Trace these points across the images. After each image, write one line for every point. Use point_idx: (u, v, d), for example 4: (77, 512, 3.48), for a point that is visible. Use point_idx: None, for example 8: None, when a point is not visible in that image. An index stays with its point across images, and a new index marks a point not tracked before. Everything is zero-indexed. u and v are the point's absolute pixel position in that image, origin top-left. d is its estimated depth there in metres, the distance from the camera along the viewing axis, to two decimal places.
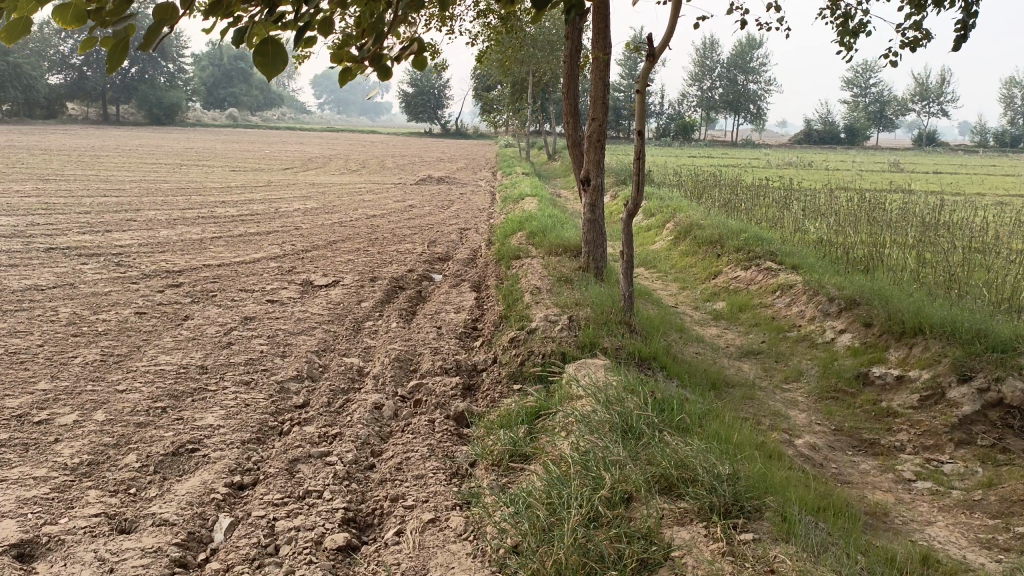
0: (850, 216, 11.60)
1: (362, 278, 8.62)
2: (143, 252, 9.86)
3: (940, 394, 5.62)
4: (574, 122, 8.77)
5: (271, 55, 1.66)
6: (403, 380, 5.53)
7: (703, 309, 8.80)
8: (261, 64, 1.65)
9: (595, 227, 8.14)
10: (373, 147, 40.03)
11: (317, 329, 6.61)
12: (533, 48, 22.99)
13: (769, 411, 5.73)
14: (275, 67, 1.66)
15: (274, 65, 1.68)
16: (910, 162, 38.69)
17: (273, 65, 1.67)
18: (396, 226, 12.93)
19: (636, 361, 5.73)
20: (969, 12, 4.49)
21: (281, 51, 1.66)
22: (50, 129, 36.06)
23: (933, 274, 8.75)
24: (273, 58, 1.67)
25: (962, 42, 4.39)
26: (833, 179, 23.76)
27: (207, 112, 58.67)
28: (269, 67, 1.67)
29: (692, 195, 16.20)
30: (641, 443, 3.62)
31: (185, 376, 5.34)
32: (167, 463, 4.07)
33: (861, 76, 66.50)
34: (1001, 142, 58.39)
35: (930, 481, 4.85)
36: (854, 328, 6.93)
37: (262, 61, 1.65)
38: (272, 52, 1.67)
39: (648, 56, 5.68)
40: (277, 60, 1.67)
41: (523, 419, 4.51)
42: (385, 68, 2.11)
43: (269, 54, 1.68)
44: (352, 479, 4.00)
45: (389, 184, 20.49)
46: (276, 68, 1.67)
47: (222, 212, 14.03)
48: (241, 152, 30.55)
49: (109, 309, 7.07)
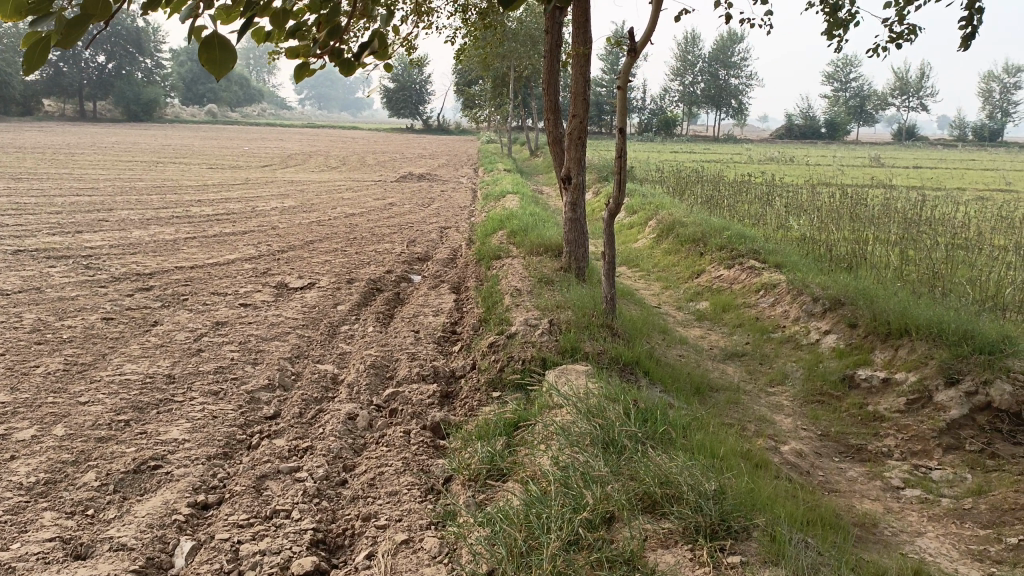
0: (833, 213, 11.53)
1: (338, 279, 8.43)
2: (114, 254, 9.62)
3: (927, 398, 5.51)
4: (554, 119, 8.62)
5: (217, 54, 1.46)
6: (379, 387, 5.36)
7: (686, 309, 8.68)
8: (205, 65, 1.44)
9: (576, 226, 7.99)
10: (353, 143, 39.73)
11: (290, 334, 6.42)
12: (514, 44, 22.83)
13: (754, 416, 5.61)
14: (222, 67, 1.46)
15: (221, 65, 1.48)
16: (890, 157, 38.84)
17: (220, 65, 1.46)
18: (375, 224, 12.73)
19: (618, 366, 5.58)
20: (973, 8, 4.37)
21: (228, 50, 1.45)
22: (25, 126, 35.49)
23: (916, 271, 8.68)
24: (219, 58, 1.47)
25: (970, 40, 4.31)
26: (815, 175, 23.75)
27: (186, 108, 58.05)
28: (216, 67, 1.47)
29: (674, 191, 16.10)
30: (623, 458, 3.48)
31: (151, 387, 5.13)
32: (128, 482, 3.88)
33: (841, 71, 66.81)
34: (979, 137, 58.80)
35: (918, 489, 4.74)
36: (838, 329, 6.82)
37: (207, 61, 1.45)
38: (217, 50, 1.46)
39: (630, 52, 5.53)
40: (225, 60, 1.46)
41: (501, 429, 4.35)
42: (348, 63, 1.89)
43: (215, 54, 1.47)
44: (322, 496, 3.82)
45: (369, 181, 20.28)
46: (224, 69, 1.46)
47: (197, 211, 13.78)
48: (219, 149, 30.19)
49: (75, 314, 6.85)
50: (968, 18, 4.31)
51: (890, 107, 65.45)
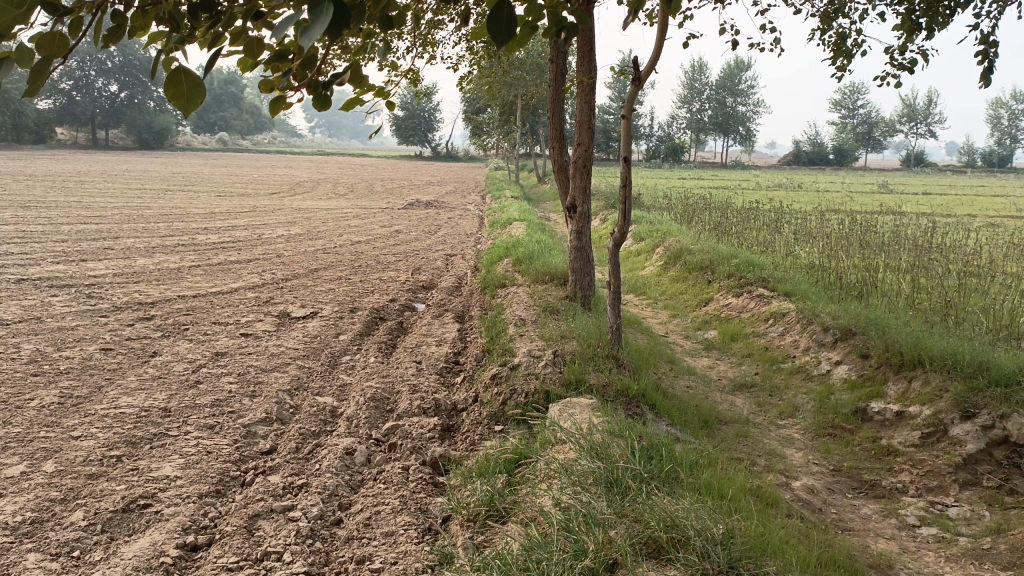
0: (842, 240, 11.41)
1: (342, 308, 8.34)
2: (117, 283, 9.57)
3: (942, 432, 5.35)
4: (559, 147, 8.55)
5: (185, 87, 1.24)
6: (378, 421, 5.23)
7: (694, 339, 8.54)
8: (169, 98, 1.22)
9: (581, 255, 7.88)
10: (362, 170, 39.87)
11: (290, 365, 6.32)
12: (521, 72, 22.94)
13: (764, 450, 5.46)
14: (190, 103, 1.23)
15: (192, 100, 1.26)
16: (899, 183, 38.72)
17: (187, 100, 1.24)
18: (381, 252, 12.68)
19: (624, 399, 5.45)
20: (987, 40, 4.31)
21: (197, 79, 1.23)
22: (37, 155, 35.74)
23: (928, 299, 8.53)
24: (188, 93, 1.25)
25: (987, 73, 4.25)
26: (824, 201, 23.67)
27: (197, 137, 58.50)
28: (183, 104, 1.25)
29: (682, 218, 16.01)
30: (628, 500, 3.34)
31: (146, 420, 5.02)
32: (116, 521, 3.76)
33: (848, 98, 67.00)
34: (988, 162, 58.72)
35: (935, 527, 4.57)
36: (850, 360, 6.68)
37: (173, 95, 1.23)
38: (186, 85, 1.25)
39: (634, 81, 5.46)
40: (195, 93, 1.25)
41: (502, 466, 4.22)
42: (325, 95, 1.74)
43: (182, 89, 1.26)
44: (315, 537, 3.69)
45: (377, 208, 20.27)
46: (193, 103, 1.24)
47: (203, 238, 13.75)
48: (228, 176, 30.32)
49: (74, 345, 6.76)
50: (982, 49, 4.25)
51: (898, 132, 65.48)
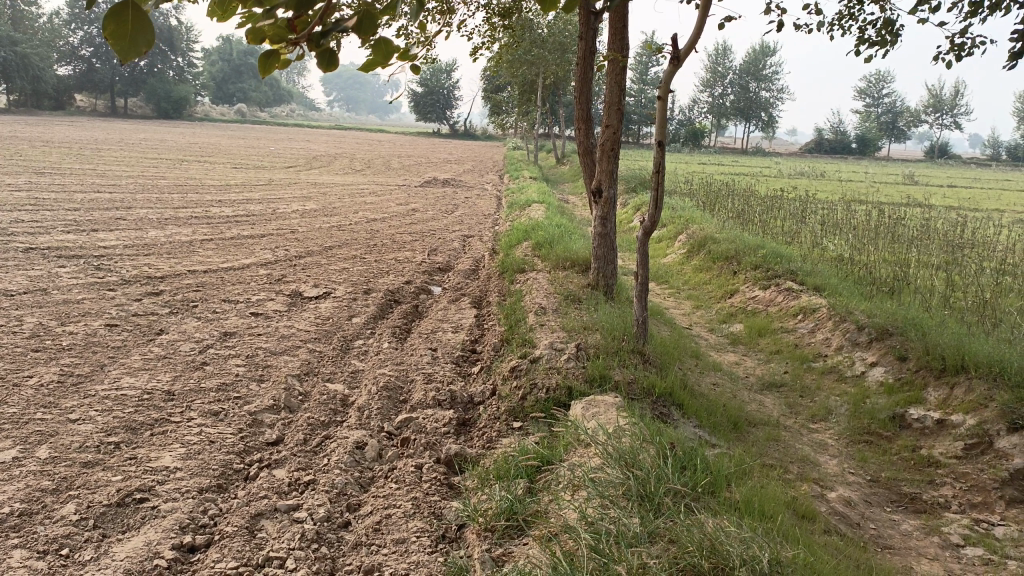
0: (872, 234, 11.04)
1: (355, 289, 8.07)
2: (127, 255, 9.33)
3: (987, 444, 5.04)
4: (586, 129, 8.21)
5: (131, 28, 1.02)
6: (391, 412, 4.98)
7: (719, 332, 8.22)
8: (109, 42, 0.99)
9: (606, 242, 7.57)
10: (378, 145, 39.43)
11: (301, 349, 6.06)
12: (541, 51, 22.53)
13: (796, 456, 5.17)
14: (139, 48, 1.01)
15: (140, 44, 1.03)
16: (921, 175, 37.78)
17: (133, 47, 1.01)
18: (397, 231, 12.39)
19: (650, 398, 5.18)
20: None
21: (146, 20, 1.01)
22: (55, 121, 35.43)
23: (964, 299, 8.19)
24: (135, 36, 1.02)
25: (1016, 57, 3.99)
26: (849, 191, 23.17)
27: (215, 107, 58.08)
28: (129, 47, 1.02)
29: (704, 204, 15.63)
30: (663, 520, 3.06)
31: (147, 405, 4.77)
32: (110, 517, 3.51)
33: (873, 86, 65.99)
34: (1013, 156, 57.69)
35: (981, 548, 4.27)
36: (886, 361, 6.36)
37: (114, 36, 1.00)
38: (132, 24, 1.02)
39: (672, 60, 5.12)
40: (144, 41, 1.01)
41: (523, 470, 3.95)
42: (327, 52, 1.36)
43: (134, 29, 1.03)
44: (321, 541, 3.43)
45: (394, 185, 19.95)
46: (138, 50, 1.01)
47: (217, 211, 13.49)
48: (245, 148, 30.00)
49: (77, 320, 6.53)
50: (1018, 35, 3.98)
51: (922, 123, 64.37)
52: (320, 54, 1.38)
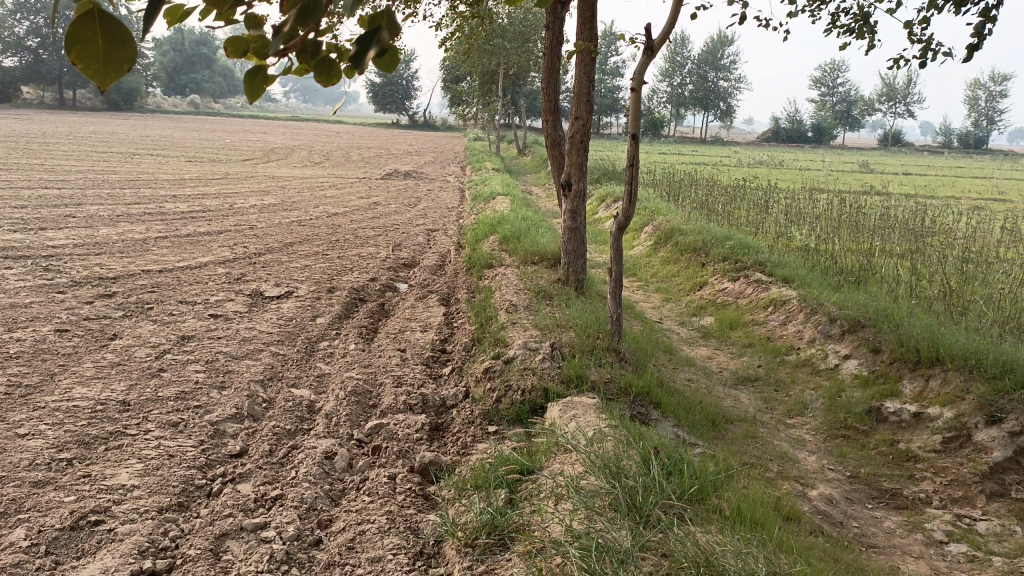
0: (836, 224, 11.04)
1: (318, 288, 7.83)
2: (78, 254, 8.98)
3: (966, 437, 5.00)
4: (553, 121, 8.05)
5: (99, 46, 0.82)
6: (361, 418, 4.79)
7: (690, 325, 8.14)
8: (74, 64, 0.80)
9: (576, 235, 7.42)
10: (337, 137, 38.90)
11: (263, 352, 5.83)
12: (501, 40, 22.34)
13: (776, 453, 5.08)
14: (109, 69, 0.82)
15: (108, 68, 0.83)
16: (876, 163, 38.16)
17: (105, 70, 0.82)
18: (359, 225, 12.13)
19: (627, 397, 5.06)
20: (989, 14, 3.92)
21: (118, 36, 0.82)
22: (1, 115, 34.31)
23: (931, 288, 8.19)
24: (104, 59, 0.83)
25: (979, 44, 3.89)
26: (809, 179, 23.33)
27: (168, 99, 56.72)
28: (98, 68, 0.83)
29: (667, 194, 15.57)
30: (654, 534, 2.92)
31: (102, 416, 4.52)
32: (63, 542, 3.28)
33: (828, 75, 66.84)
34: (964, 144, 58.74)
35: (965, 544, 4.21)
36: (860, 354, 6.31)
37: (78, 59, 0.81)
38: (98, 42, 0.83)
39: (645, 50, 4.98)
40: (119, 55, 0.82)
41: (502, 478, 3.79)
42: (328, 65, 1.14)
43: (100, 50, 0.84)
44: (292, 563, 3.24)
45: (354, 178, 19.60)
46: (113, 74, 0.82)
47: (172, 207, 13.11)
48: (200, 141, 29.36)
49: (25, 325, 6.21)
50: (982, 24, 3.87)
51: (876, 112, 65.34)
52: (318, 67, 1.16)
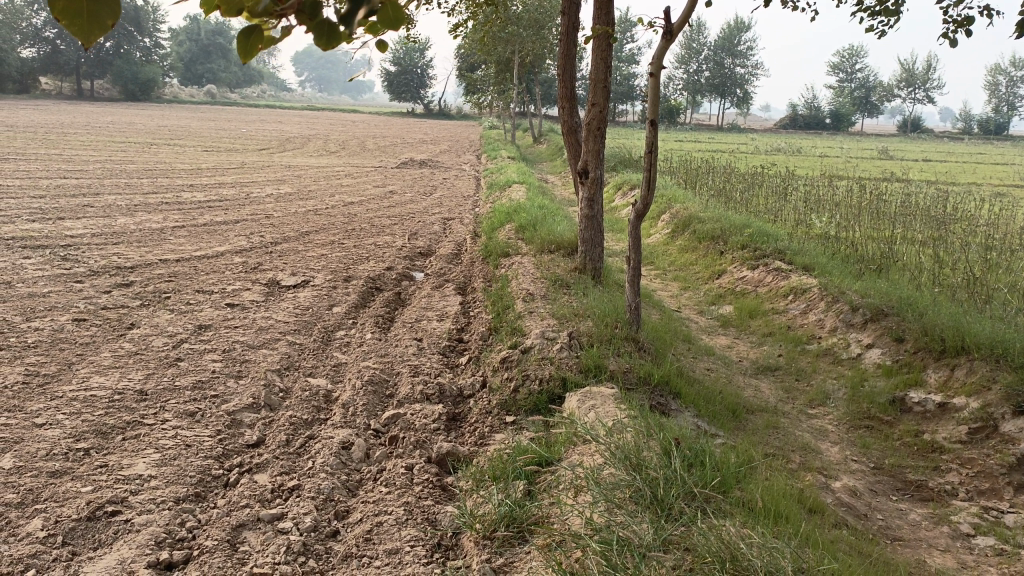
0: (856, 211, 10.88)
1: (335, 277, 7.81)
2: (96, 244, 8.99)
3: (992, 428, 4.90)
4: (569, 108, 7.96)
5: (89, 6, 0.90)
6: (377, 408, 4.75)
7: (709, 314, 8.06)
8: (64, 24, 0.89)
9: (593, 223, 7.34)
10: (353, 126, 38.85)
11: (280, 341, 5.81)
12: (516, 28, 22.19)
13: (798, 443, 5.00)
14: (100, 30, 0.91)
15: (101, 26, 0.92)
16: (897, 150, 37.65)
17: (92, 28, 0.91)
18: (375, 214, 12.09)
19: (647, 388, 5.00)
20: None
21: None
22: (20, 106, 34.46)
23: (954, 275, 8.05)
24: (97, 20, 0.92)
25: None
26: (828, 166, 23.04)
27: (185, 89, 56.86)
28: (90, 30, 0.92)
29: (684, 182, 15.43)
30: (676, 527, 2.87)
31: (119, 406, 4.51)
32: (80, 532, 3.27)
33: (847, 62, 66.13)
34: (985, 130, 57.93)
35: (992, 537, 4.12)
36: (883, 343, 6.21)
37: (69, 19, 0.89)
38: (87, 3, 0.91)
39: (665, 34, 4.89)
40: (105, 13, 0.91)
41: (520, 470, 3.75)
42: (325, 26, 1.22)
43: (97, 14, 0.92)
44: (309, 554, 3.21)
45: (369, 167, 19.56)
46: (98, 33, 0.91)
47: (188, 197, 13.11)
48: (217, 131, 29.38)
49: (43, 315, 6.22)
50: None
51: (895, 98, 64.55)
52: (318, 32, 1.23)
